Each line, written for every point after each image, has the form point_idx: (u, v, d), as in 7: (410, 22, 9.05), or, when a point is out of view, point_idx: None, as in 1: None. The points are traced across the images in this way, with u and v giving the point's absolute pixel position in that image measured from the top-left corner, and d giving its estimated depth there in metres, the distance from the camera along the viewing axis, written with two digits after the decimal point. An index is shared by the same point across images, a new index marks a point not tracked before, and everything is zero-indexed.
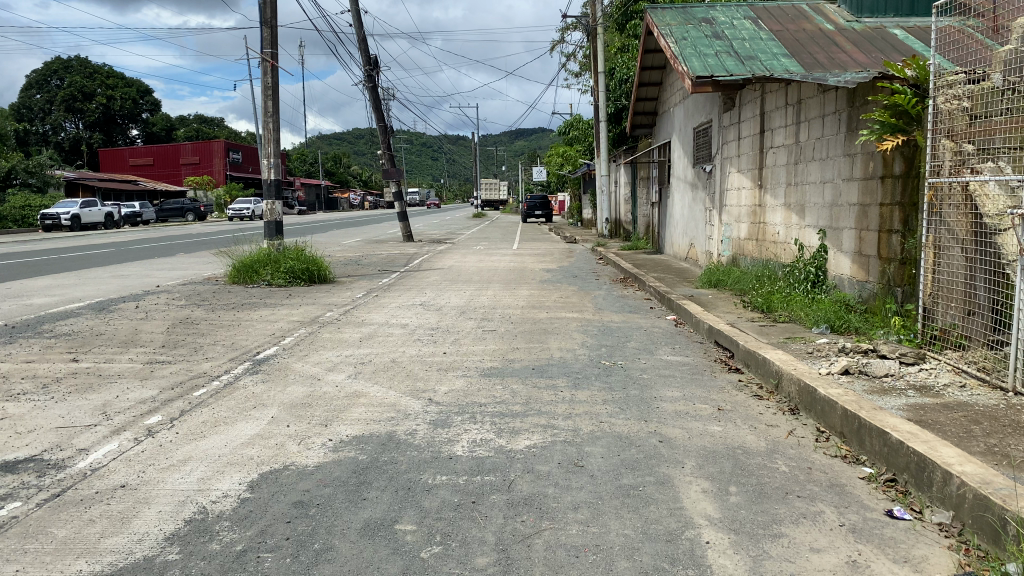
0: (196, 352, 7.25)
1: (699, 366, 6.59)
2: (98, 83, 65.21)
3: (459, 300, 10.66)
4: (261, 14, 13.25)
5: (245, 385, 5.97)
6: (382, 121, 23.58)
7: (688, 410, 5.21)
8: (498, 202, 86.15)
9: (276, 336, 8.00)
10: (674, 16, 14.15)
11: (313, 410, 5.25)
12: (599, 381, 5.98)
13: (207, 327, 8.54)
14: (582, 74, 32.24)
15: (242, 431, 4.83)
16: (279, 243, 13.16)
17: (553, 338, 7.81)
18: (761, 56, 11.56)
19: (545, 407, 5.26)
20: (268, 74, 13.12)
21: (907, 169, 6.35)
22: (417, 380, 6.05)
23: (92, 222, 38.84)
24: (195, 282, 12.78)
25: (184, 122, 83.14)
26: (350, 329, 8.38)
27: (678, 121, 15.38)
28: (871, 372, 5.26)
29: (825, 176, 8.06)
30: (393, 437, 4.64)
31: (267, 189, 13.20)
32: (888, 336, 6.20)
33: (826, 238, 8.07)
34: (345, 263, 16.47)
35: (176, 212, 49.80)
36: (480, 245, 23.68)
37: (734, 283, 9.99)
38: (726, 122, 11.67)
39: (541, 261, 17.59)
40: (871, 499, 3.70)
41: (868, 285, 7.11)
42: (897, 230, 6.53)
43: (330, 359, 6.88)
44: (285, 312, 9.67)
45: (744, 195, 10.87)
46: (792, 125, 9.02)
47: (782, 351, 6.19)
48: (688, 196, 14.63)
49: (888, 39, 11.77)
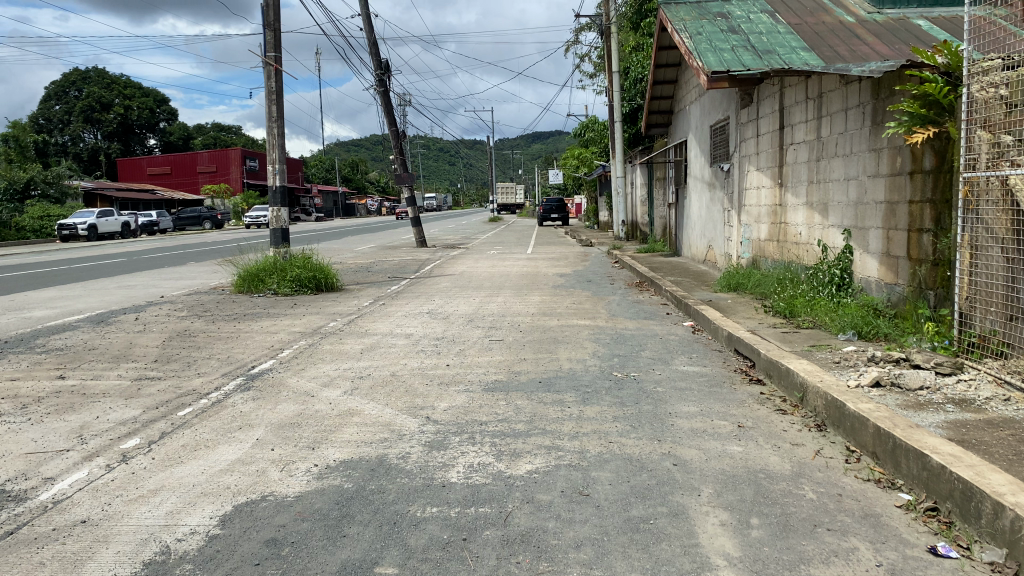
0: (190, 367, 6.93)
1: (718, 377, 6.18)
2: (116, 93, 65.56)
3: (467, 308, 10.29)
4: (264, 17, 12.98)
5: (234, 403, 5.63)
6: (394, 126, 23.32)
7: (705, 428, 4.82)
8: (515, 206, 85.79)
9: (274, 349, 7.68)
10: (687, 11, 13.74)
11: (301, 431, 4.90)
12: (610, 395, 5.59)
13: (205, 340, 8.24)
14: (596, 75, 31.87)
15: (223, 455, 4.49)
16: (285, 251, 12.87)
17: (563, 347, 7.42)
18: (779, 50, 11.13)
19: (550, 425, 4.88)
20: (272, 78, 12.86)
21: (939, 164, 5.93)
22: (416, 396, 5.67)
23: (109, 231, 38.92)
24: (200, 292, 12.51)
25: (201, 131, 83.53)
26: (352, 340, 8.04)
27: (694, 120, 14.96)
28: (904, 384, 4.84)
29: (849, 173, 7.64)
30: (383, 462, 4.28)
31: (273, 195, 12.89)
32: (921, 343, 5.76)
33: (851, 239, 7.63)
34: (355, 270, 16.14)
35: (193, 220, 49.82)
36: (495, 249, 23.33)
37: (755, 287, 9.58)
38: (744, 119, 11.24)
39: (555, 265, 17.18)
40: (911, 533, 3.30)
41: (897, 288, 6.68)
42: (928, 229, 6.11)
43: (327, 373, 6.53)
44: (287, 322, 9.35)
45: (764, 195, 10.44)
46: (814, 119, 8.60)
47: (807, 361, 5.78)
48: (705, 196, 14.21)
49: (912, 30, 11.30)
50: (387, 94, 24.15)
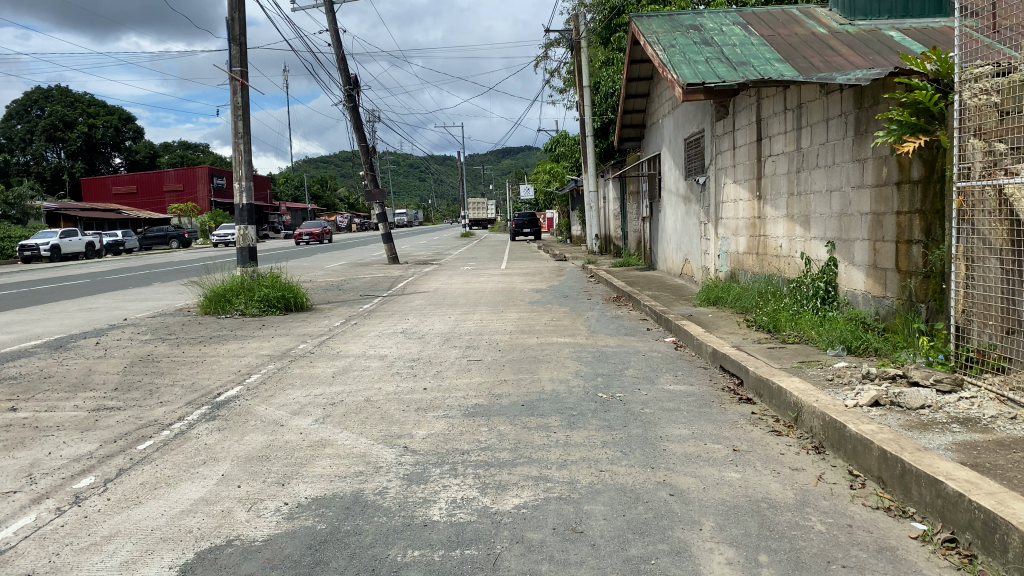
0: (151, 395, 6.56)
1: (707, 397, 5.94)
2: (80, 112, 64.51)
3: (443, 327, 9.98)
4: (229, 31, 12.66)
5: (199, 435, 5.29)
6: (364, 141, 23.00)
7: (699, 453, 4.57)
8: (487, 222, 85.70)
9: (241, 374, 7.32)
10: (659, 23, 13.63)
11: (269, 465, 4.58)
12: (597, 418, 5.33)
13: (168, 365, 7.85)
14: (567, 90, 31.87)
15: (185, 494, 4.16)
16: (253, 270, 12.49)
17: (544, 367, 7.15)
18: (754, 62, 11.03)
19: (536, 453, 4.61)
20: (238, 93, 12.53)
21: (928, 173, 5.78)
22: (392, 423, 5.37)
23: (72, 252, 38.06)
24: (164, 314, 12.08)
25: (168, 149, 82.47)
26: (323, 364, 7.71)
27: (668, 133, 14.85)
28: (905, 403, 4.63)
29: (831, 184, 7.49)
30: (358, 499, 3.98)
31: (239, 213, 12.51)
32: (915, 358, 5.56)
33: (835, 251, 7.47)
34: (326, 289, 15.77)
35: (159, 240, 48.92)
36: (468, 265, 23.06)
37: (735, 300, 9.39)
38: (720, 131, 11.11)
39: (530, 281, 16.96)
40: (931, 568, 3.07)
41: (886, 301, 6.52)
42: (918, 240, 5.95)
43: (298, 400, 6.20)
44: (255, 345, 8.99)
45: (742, 207, 10.30)
46: (793, 130, 8.47)
47: (799, 379, 5.56)
48: (680, 209, 14.06)
49: (884, 41, 11.26)
50: (356, 110, 23.84)
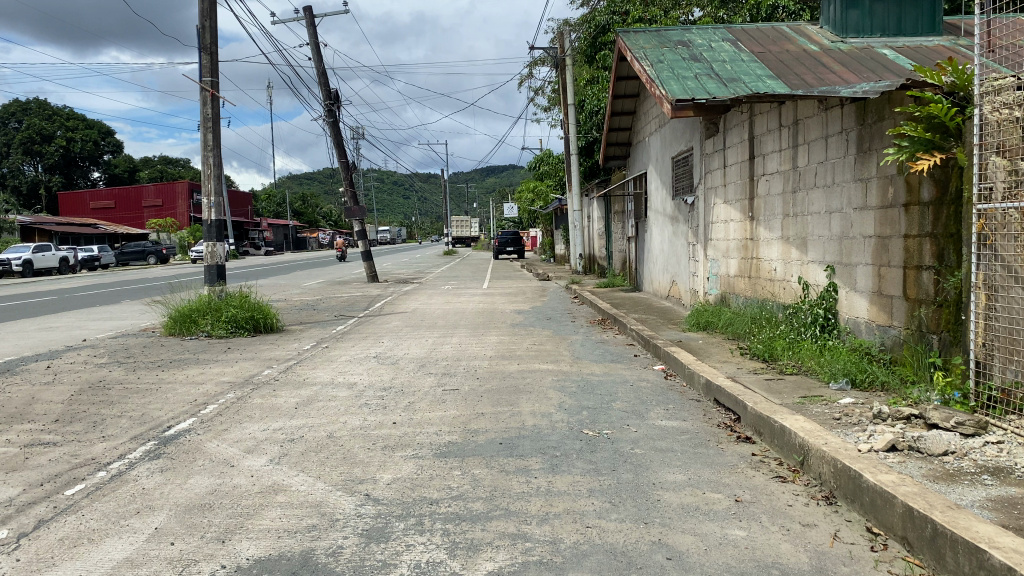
0: (94, 429, 5.97)
1: (702, 435, 5.44)
2: (59, 125, 63.43)
3: (419, 351, 9.44)
4: (200, 39, 12.15)
5: (137, 477, 4.72)
6: (345, 157, 22.48)
7: (697, 504, 4.07)
8: (470, 240, 85.32)
9: (197, 404, 6.75)
10: (647, 39, 13.24)
11: (210, 517, 4.03)
12: (583, 461, 4.82)
13: (119, 393, 7.25)
14: (551, 108, 31.61)
15: (107, 554, 3.60)
16: (221, 289, 11.91)
17: (524, 398, 6.63)
18: (745, 78, 10.66)
19: (515, 503, 4.09)
20: (208, 104, 12.00)
21: (940, 194, 5.37)
22: (356, 465, 4.84)
23: (45, 267, 37.09)
24: (126, 335, 11.46)
25: (148, 164, 81.58)
26: (287, 392, 7.15)
27: (655, 151, 14.43)
28: (926, 449, 4.15)
29: (831, 204, 7.07)
30: (308, 561, 3.45)
31: (207, 230, 11.94)
32: (929, 395, 5.09)
33: (834, 276, 7.03)
34: (300, 308, 15.19)
35: (136, 255, 47.92)
36: (449, 284, 22.51)
37: (727, 325, 8.95)
38: (709, 148, 10.70)
39: (511, 301, 16.44)
40: None
41: (892, 331, 6.08)
42: (929, 266, 5.52)
43: (254, 436, 5.64)
44: (217, 370, 8.41)
45: (733, 228, 9.87)
46: (789, 148, 8.05)
47: (803, 417, 5.08)
48: (667, 230, 13.64)
49: (878, 59, 10.89)
50: (336, 126, 23.36)
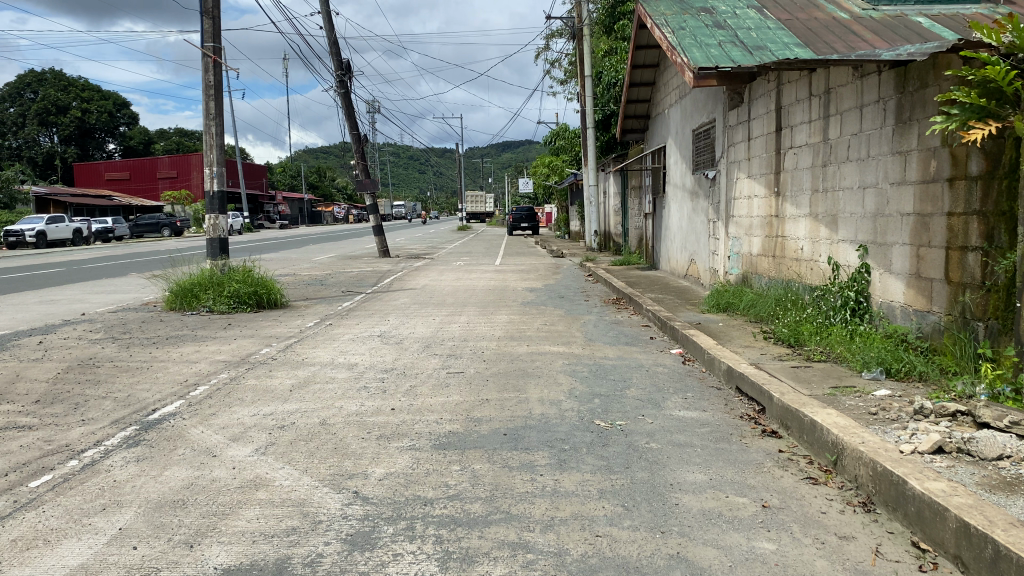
0: (75, 411, 5.64)
1: (723, 428, 5.02)
2: (74, 96, 63.08)
3: (425, 330, 9.06)
4: (202, 3, 11.71)
5: (110, 468, 4.36)
6: (356, 130, 22.04)
7: (719, 510, 3.66)
8: (485, 215, 84.69)
9: (187, 385, 6.39)
10: (668, 5, 12.65)
11: (180, 516, 3.65)
12: (593, 456, 4.41)
13: (108, 372, 6.90)
14: (569, 81, 31.00)
15: (61, 560, 3.23)
16: (224, 263, 11.55)
17: (533, 384, 6.23)
18: (772, 46, 10.12)
19: (517, 506, 3.70)
20: (210, 71, 11.56)
21: (991, 168, 4.89)
22: (346, 457, 4.45)
23: (59, 238, 36.96)
24: (126, 309, 11.13)
25: (164, 136, 81.50)
26: (284, 373, 6.79)
27: (675, 123, 13.88)
28: (978, 452, 3.71)
29: (865, 179, 6.58)
30: (282, 572, 3.08)
31: (209, 202, 11.56)
32: (975, 389, 4.64)
33: (867, 257, 6.56)
34: (307, 283, 14.84)
35: (151, 227, 47.70)
36: (461, 260, 22.09)
37: (750, 307, 8.50)
38: (733, 120, 10.17)
39: (523, 278, 16.01)
40: None
41: (930, 317, 5.63)
42: (976, 247, 5.05)
43: (242, 421, 5.27)
44: (214, 348, 8.06)
45: (756, 205, 9.38)
46: (819, 119, 7.54)
47: (835, 410, 4.65)
48: (686, 206, 13.14)
49: (912, 26, 10.25)
50: (348, 97, 22.89)
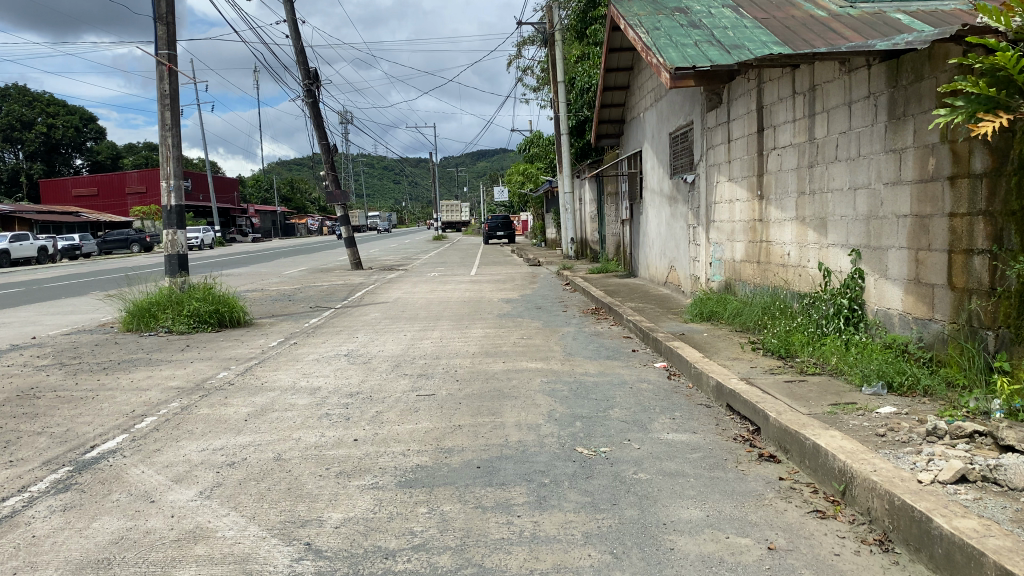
0: (4, 450, 5.10)
1: (717, 453, 4.59)
2: (39, 111, 61.49)
3: (395, 348, 8.57)
4: (156, 10, 11.20)
5: (31, 521, 3.84)
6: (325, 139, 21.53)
7: (721, 554, 3.23)
8: (462, 224, 84.15)
9: (134, 417, 5.88)
10: (641, 6, 12.30)
11: None
12: (576, 491, 3.96)
13: (48, 404, 6.36)
14: (541, 88, 30.65)
15: None
16: (183, 281, 11.00)
17: (509, 406, 5.77)
18: (749, 45, 9.77)
19: (491, 557, 3.24)
20: (165, 80, 11.06)
21: (998, 165, 4.54)
22: (300, 500, 3.98)
23: (23, 256, 35.90)
24: (80, 332, 10.54)
25: (133, 151, 80.36)
26: (241, 400, 6.31)
27: (651, 127, 13.52)
28: (1006, 481, 3.33)
29: (856, 179, 6.21)
30: None
31: (166, 217, 11.01)
32: (993, 406, 4.25)
33: (860, 262, 6.20)
34: (274, 299, 14.27)
35: (120, 243, 46.58)
36: (437, 271, 21.60)
37: (736, 315, 8.12)
38: (712, 122, 9.82)
39: (500, 289, 15.56)
40: None
41: (932, 325, 5.26)
42: (982, 250, 4.69)
43: (189, 459, 4.77)
44: (168, 373, 7.54)
45: (738, 209, 9.02)
46: (804, 117, 7.18)
47: (839, 432, 4.24)
48: (664, 211, 12.78)
49: (892, 23, 9.95)
50: (316, 107, 22.38)
